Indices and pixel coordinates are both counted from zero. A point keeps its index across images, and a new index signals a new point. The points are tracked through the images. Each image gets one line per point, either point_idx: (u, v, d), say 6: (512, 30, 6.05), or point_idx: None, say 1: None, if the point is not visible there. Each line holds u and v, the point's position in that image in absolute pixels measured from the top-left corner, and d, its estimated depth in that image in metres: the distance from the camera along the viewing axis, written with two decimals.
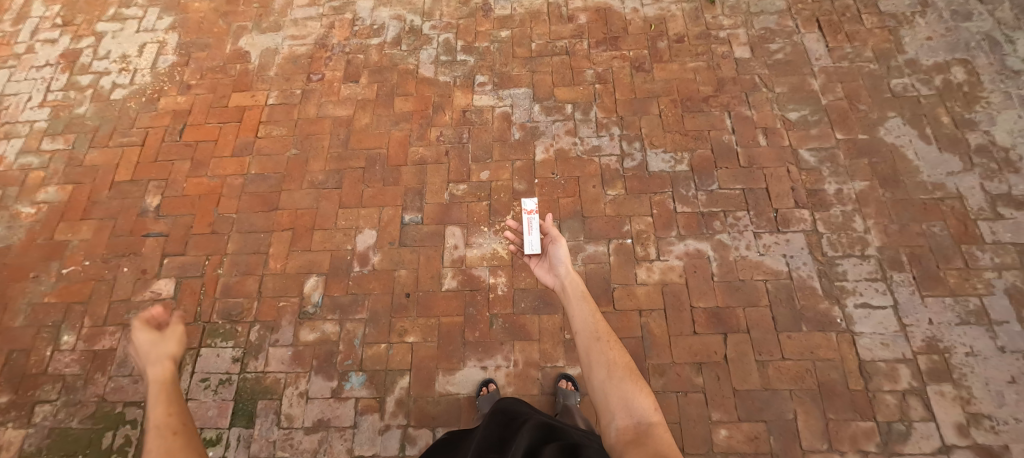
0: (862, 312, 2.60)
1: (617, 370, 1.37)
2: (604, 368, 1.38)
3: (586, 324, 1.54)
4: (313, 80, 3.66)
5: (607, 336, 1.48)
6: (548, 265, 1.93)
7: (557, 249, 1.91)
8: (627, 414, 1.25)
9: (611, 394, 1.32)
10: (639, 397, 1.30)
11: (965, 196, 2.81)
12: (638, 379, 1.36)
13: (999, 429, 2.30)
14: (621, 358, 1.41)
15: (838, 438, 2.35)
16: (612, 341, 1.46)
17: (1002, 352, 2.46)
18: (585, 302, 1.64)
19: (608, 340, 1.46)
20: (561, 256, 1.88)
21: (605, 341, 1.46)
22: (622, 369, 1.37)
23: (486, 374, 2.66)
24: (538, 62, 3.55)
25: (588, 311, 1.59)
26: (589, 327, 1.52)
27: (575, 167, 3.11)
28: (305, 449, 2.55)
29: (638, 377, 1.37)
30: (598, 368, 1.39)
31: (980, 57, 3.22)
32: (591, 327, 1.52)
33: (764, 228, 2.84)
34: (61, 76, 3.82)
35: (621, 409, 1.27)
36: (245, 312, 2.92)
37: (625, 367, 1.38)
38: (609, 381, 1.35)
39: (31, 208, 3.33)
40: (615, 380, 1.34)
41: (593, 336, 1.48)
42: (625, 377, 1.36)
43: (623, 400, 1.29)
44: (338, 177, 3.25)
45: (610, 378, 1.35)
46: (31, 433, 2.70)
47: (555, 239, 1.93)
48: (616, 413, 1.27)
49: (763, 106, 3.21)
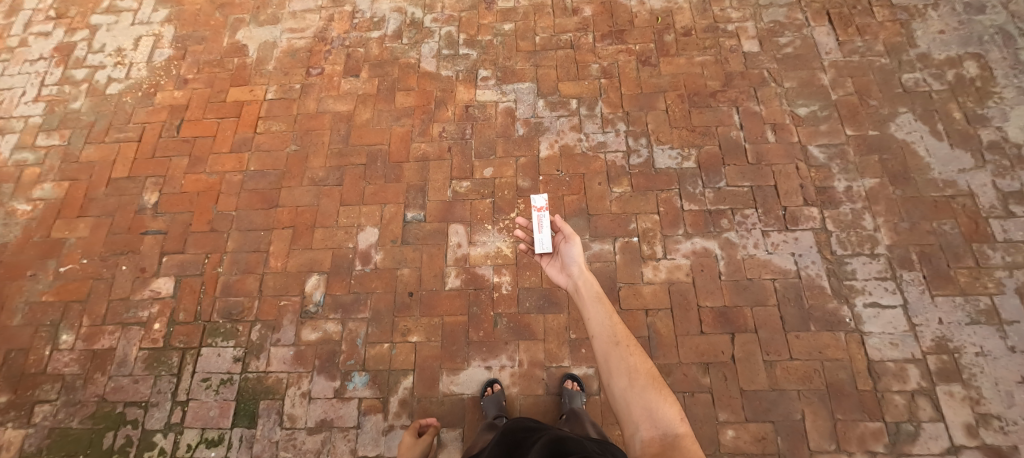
0: (871, 311, 2.57)
1: (639, 378, 1.34)
2: (625, 376, 1.34)
3: (603, 327, 1.50)
4: (312, 74, 3.59)
5: (626, 341, 1.44)
6: (560, 264, 1.89)
7: (570, 247, 1.86)
8: (652, 426, 1.22)
9: (634, 404, 1.28)
10: (663, 406, 1.27)
11: (976, 194, 2.77)
12: (662, 387, 1.32)
13: (1008, 430, 2.28)
14: (643, 364, 1.37)
15: (846, 438, 2.33)
16: (632, 345, 1.42)
17: (1013, 352, 2.43)
18: (601, 304, 1.60)
19: (627, 344, 1.43)
20: (574, 255, 1.84)
21: (624, 345, 1.43)
22: (644, 377, 1.34)
23: (491, 374, 2.63)
24: (542, 56, 3.48)
25: (604, 313, 1.55)
26: (607, 331, 1.48)
27: (579, 164, 3.06)
28: (307, 450, 2.53)
29: (661, 384, 1.33)
30: (619, 375, 1.35)
31: (992, 51, 3.16)
32: (608, 331, 1.48)
33: (772, 226, 2.80)
34: (54, 70, 3.75)
35: (646, 419, 1.24)
36: (245, 311, 2.88)
37: (647, 375, 1.34)
38: (631, 390, 1.31)
39: (27, 205, 3.27)
40: (637, 389, 1.31)
41: (611, 341, 1.44)
42: (648, 385, 1.32)
43: (647, 410, 1.26)
44: (339, 174, 3.20)
45: (632, 386, 1.32)
46: (30, 433, 2.67)
47: (568, 236, 1.88)
48: (641, 424, 1.24)
49: (772, 101, 3.16)
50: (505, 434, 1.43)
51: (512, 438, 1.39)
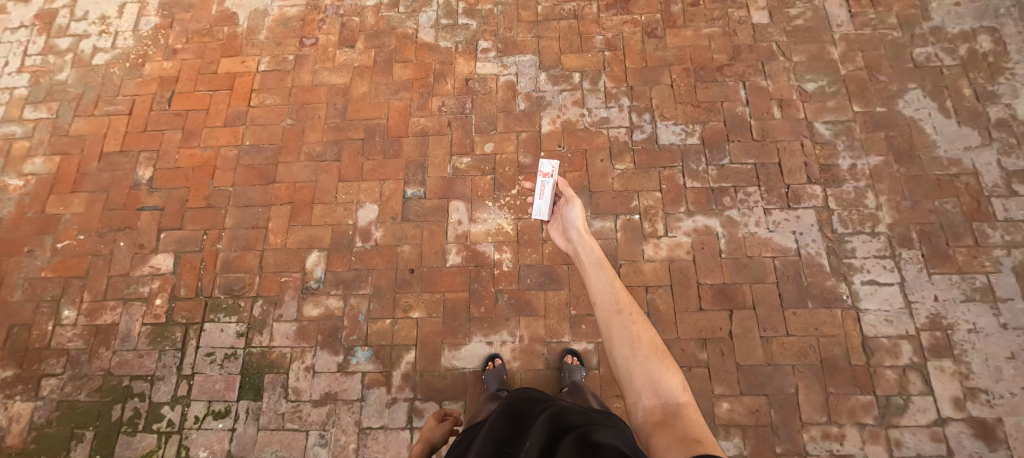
0: (868, 288, 2.60)
1: (641, 347, 1.28)
2: (628, 345, 1.29)
3: (605, 294, 1.44)
4: (305, 44, 3.46)
5: (629, 308, 1.37)
6: (561, 226, 1.90)
7: (571, 209, 1.87)
8: (654, 395, 1.17)
9: (636, 373, 1.23)
10: (667, 375, 1.21)
11: (980, 173, 2.75)
12: (665, 356, 1.26)
13: (994, 402, 2.36)
14: (646, 333, 1.31)
15: (837, 411, 2.41)
16: (635, 313, 1.36)
17: (1005, 329, 2.48)
18: (604, 269, 1.54)
19: (631, 312, 1.36)
20: (575, 216, 1.83)
21: (627, 313, 1.36)
22: (647, 346, 1.28)
23: (492, 349, 2.67)
24: (544, 27, 3.36)
25: (607, 279, 1.49)
26: (610, 298, 1.42)
27: (581, 140, 3.01)
28: (313, 422, 2.60)
29: (665, 353, 1.27)
30: (621, 344, 1.30)
31: (1008, 25, 3.08)
32: (611, 298, 1.42)
33: (774, 204, 2.79)
34: (37, 39, 3.60)
35: (648, 388, 1.19)
36: (246, 287, 2.88)
37: (650, 344, 1.28)
38: (634, 360, 1.25)
39: (19, 180, 3.21)
40: (640, 358, 1.25)
41: (614, 309, 1.38)
42: (651, 354, 1.26)
43: (650, 379, 1.21)
44: (336, 149, 3.14)
45: (634, 356, 1.26)
46: (39, 405, 2.72)
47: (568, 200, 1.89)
48: (643, 393, 1.19)
49: (779, 76, 3.09)
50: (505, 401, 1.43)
51: (514, 414, 1.34)
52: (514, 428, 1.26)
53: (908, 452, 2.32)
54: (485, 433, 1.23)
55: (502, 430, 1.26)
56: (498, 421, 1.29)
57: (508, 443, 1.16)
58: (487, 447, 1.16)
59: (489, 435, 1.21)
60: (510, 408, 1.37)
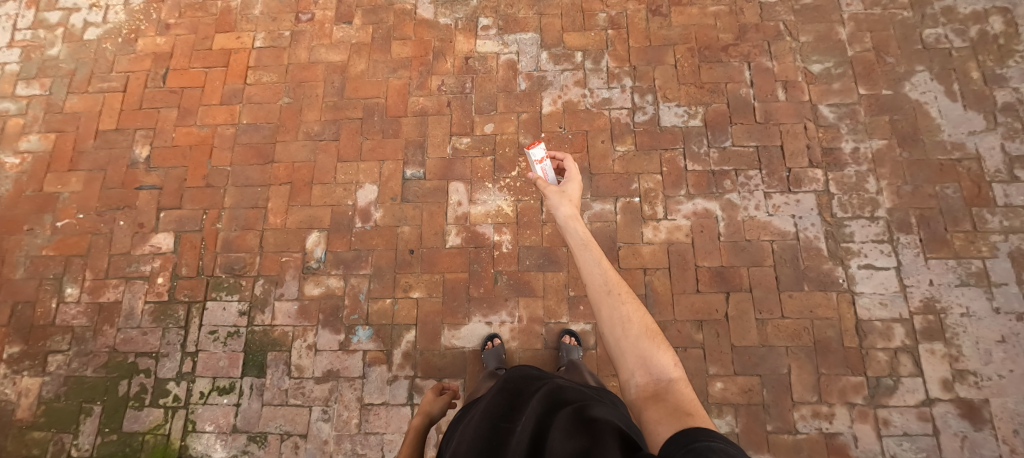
0: (864, 272, 2.62)
1: (632, 327, 1.24)
2: (619, 325, 1.25)
3: (593, 275, 1.36)
4: (302, 20, 3.38)
5: (619, 288, 1.31)
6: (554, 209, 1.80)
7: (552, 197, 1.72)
8: (646, 372, 1.17)
9: (628, 353, 1.21)
10: (658, 353, 1.19)
11: (983, 157, 2.74)
12: (657, 335, 1.24)
13: (982, 384, 2.42)
14: (637, 312, 1.26)
15: (828, 390, 2.47)
16: (625, 293, 1.30)
17: (996, 313, 2.52)
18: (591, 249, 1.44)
19: (621, 292, 1.30)
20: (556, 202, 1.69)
21: (617, 293, 1.30)
22: (639, 326, 1.24)
23: (491, 329, 2.71)
24: (546, 4, 3.28)
25: (594, 258, 1.39)
26: (598, 279, 1.34)
27: (582, 121, 2.98)
28: (316, 397, 2.65)
29: (656, 332, 1.25)
30: (612, 324, 1.26)
31: (1020, 6, 3.01)
32: (600, 278, 1.34)
33: (774, 188, 2.78)
34: (26, 12, 3.51)
35: (640, 366, 1.18)
36: (247, 267, 2.90)
37: (641, 323, 1.25)
38: (625, 340, 1.23)
39: (15, 158, 3.19)
40: (632, 338, 1.22)
41: (603, 289, 1.32)
42: (642, 333, 1.23)
43: (641, 357, 1.19)
44: (334, 128, 3.11)
45: (626, 336, 1.23)
46: (47, 381, 2.78)
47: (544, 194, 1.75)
48: (635, 371, 1.18)
49: (785, 57, 3.03)
50: (504, 377, 1.44)
51: (513, 391, 1.33)
52: (513, 403, 1.25)
53: (895, 431, 2.39)
54: (481, 409, 1.23)
55: (500, 405, 1.25)
56: (497, 397, 1.30)
57: (505, 417, 1.17)
58: (485, 421, 1.16)
59: (488, 409, 1.23)
60: (509, 386, 1.36)
